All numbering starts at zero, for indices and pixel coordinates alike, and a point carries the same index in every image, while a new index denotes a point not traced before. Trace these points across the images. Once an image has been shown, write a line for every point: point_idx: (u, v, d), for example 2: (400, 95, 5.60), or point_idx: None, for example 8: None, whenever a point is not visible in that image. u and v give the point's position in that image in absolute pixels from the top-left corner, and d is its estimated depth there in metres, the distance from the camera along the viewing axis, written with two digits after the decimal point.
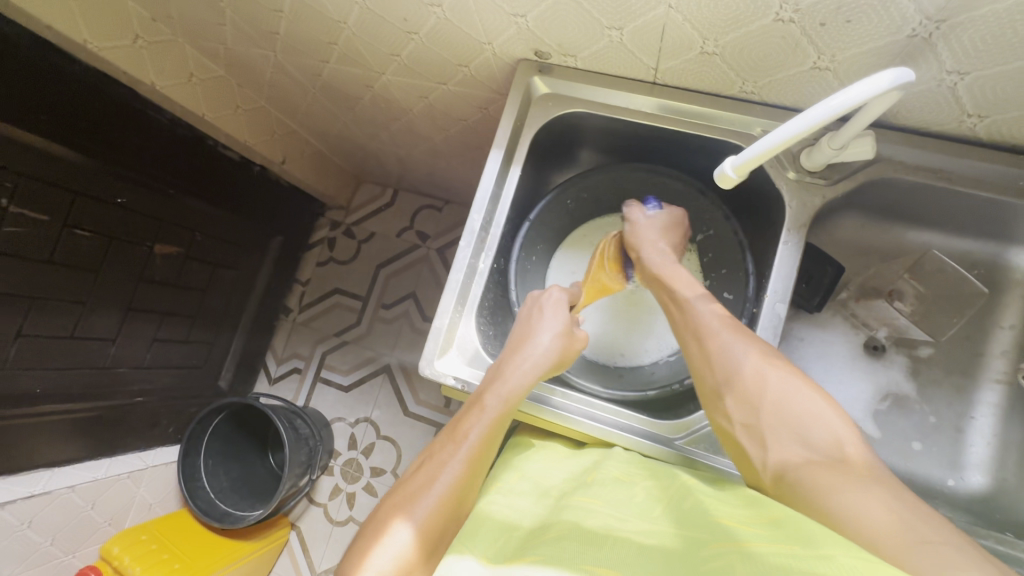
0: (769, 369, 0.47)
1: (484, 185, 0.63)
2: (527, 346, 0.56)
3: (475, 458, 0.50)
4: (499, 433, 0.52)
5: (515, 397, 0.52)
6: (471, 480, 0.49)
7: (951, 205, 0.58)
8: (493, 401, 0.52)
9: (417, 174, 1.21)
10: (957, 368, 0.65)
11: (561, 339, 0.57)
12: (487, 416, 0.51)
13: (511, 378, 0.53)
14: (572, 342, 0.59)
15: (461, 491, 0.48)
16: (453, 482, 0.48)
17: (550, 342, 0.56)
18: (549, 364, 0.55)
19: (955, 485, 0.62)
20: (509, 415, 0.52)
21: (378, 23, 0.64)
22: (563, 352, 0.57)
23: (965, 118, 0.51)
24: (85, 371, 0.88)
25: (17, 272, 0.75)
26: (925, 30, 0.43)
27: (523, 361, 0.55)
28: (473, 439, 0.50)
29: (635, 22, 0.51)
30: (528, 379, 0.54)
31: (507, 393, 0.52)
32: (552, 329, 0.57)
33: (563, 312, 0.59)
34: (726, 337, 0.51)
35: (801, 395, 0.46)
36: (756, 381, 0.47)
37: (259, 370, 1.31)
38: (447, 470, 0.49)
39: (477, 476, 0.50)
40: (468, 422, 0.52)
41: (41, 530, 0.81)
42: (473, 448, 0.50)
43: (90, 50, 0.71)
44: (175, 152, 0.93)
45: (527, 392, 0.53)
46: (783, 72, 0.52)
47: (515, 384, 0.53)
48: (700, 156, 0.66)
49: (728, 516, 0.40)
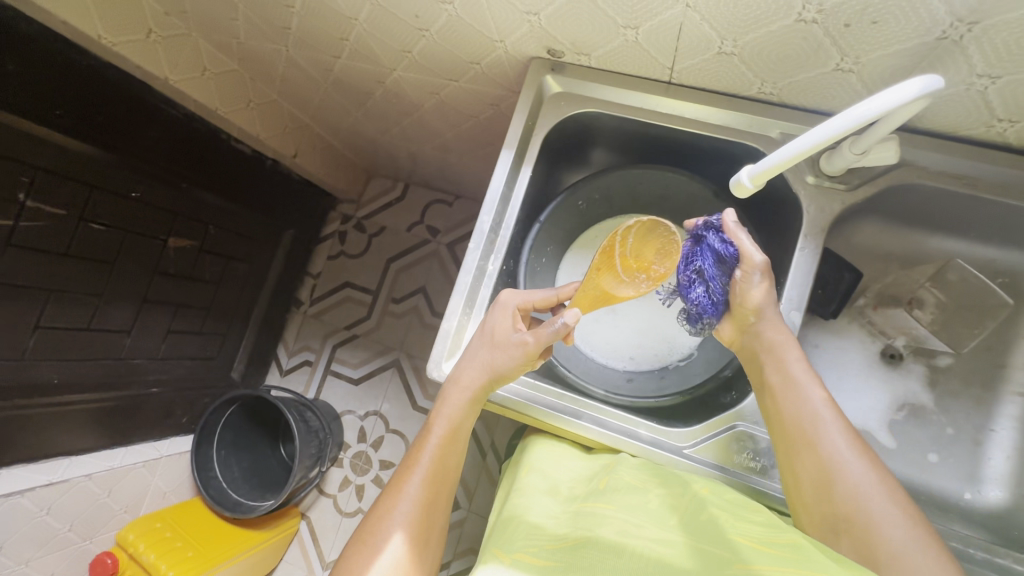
0: (871, 488, 0.45)
1: (494, 187, 0.63)
2: (464, 364, 0.55)
3: (432, 477, 0.52)
4: (452, 450, 0.54)
5: (456, 415, 0.54)
6: (433, 498, 0.52)
7: (977, 212, 0.56)
8: (440, 423, 0.54)
9: (428, 169, 1.20)
10: (977, 379, 0.63)
11: (505, 353, 0.53)
12: (436, 436, 0.54)
13: (450, 397, 0.54)
14: (513, 352, 0.53)
15: (422, 511, 0.51)
16: (413, 505, 0.50)
17: (486, 357, 0.54)
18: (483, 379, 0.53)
19: (973, 499, 0.60)
20: (458, 430, 0.54)
21: (390, 20, 0.63)
22: (498, 363, 0.53)
23: (993, 123, 0.49)
24: (102, 362, 0.90)
25: (34, 265, 0.76)
26: (956, 33, 0.41)
27: (460, 378, 0.54)
28: (426, 462, 0.53)
29: (651, 21, 0.49)
30: (466, 395, 0.54)
31: (449, 413, 0.54)
32: (487, 345, 0.54)
33: (506, 318, 0.55)
34: (832, 440, 0.47)
35: (900, 525, 0.43)
36: (858, 499, 0.44)
37: (271, 362, 1.33)
38: (407, 494, 0.51)
39: (438, 493, 0.52)
40: (421, 446, 0.54)
41: (59, 517, 0.83)
42: (429, 468, 0.52)
43: (104, 45, 0.71)
44: (188, 146, 0.93)
45: (470, 406, 0.54)
46: (804, 74, 0.50)
47: (454, 401, 0.54)
48: (715, 158, 0.65)
49: (744, 535, 0.40)
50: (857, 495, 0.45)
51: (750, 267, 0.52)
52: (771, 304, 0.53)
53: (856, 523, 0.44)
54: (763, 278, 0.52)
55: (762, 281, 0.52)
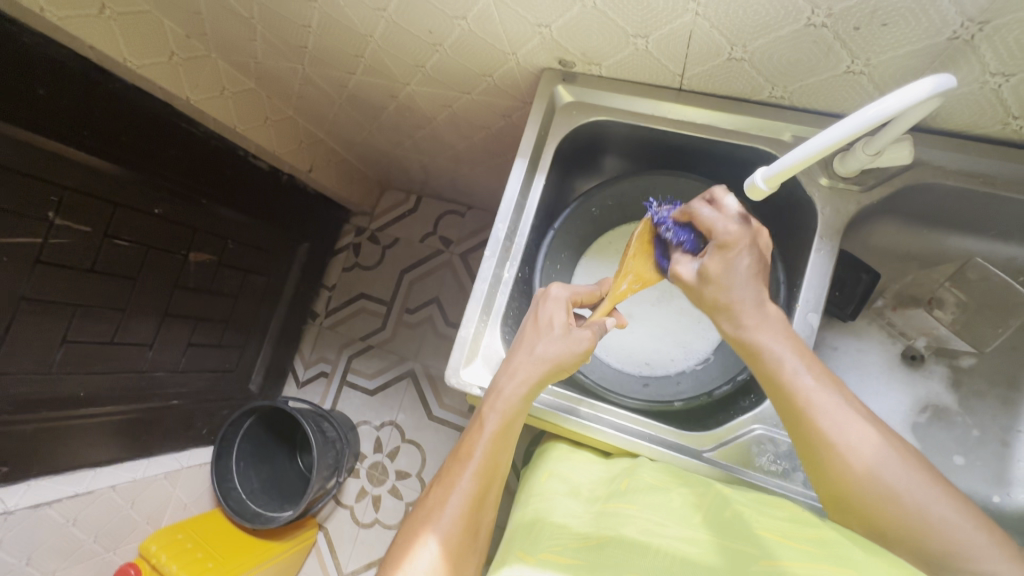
0: (943, 508, 0.39)
1: (509, 195, 0.64)
2: (521, 357, 0.53)
3: (483, 471, 0.51)
4: (504, 444, 0.52)
5: (512, 410, 0.52)
6: (483, 494, 0.51)
7: (994, 210, 0.56)
8: (492, 417, 0.52)
9: (441, 180, 1.22)
10: (1002, 380, 0.62)
11: (564, 345, 0.52)
12: (488, 430, 0.52)
13: (506, 390, 0.52)
14: (576, 345, 0.52)
15: (473, 507, 0.50)
16: (464, 500, 0.49)
17: (545, 349, 0.52)
18: (543, 371, 0.51)
19: (1001, 502, 0.58)
20: (512, 425, 0.52)
21: (402, 36, 0.65)
22: (560, 356, 0.52)
23: (1009, 121, 0.49)
24: (125, 374, 0.92)
25: (64, 281, 0.79)
26: (967, 32, 0.41)
27: (517, 371, 0.52)
28: (478, 456, 0.51)
29: (660, 30, 0.50)
30: (522, 389, 0.52)
31: (503, 406, 0.52)
32: (547, 336, 0.53)
33: (563, 317, 0.54)
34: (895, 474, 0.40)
35: (991, 557, 0.37)
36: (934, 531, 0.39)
37: (289, 373, 1.34)
38: (458, 489, 0.50)
39: (489, 488, 0.51)
40: (471, 439, 0.52)
41: (85, 528, 0.85)
42: (480, 464, 0.51)
43: (129, 68, 0.74)
44: (206, 162, 0.95)
45: (525, 400, 0.52)
46: (814, 77, 0.51)
47: (508, 397, 0.52)
48: (727, 163, 0.65)
49: (768, 531, 0.41)
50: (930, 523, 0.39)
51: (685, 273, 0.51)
52: (739, 259, 0.47)
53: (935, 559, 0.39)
54: (722, 255, 0.48)
55: (719, 258, 0.48)
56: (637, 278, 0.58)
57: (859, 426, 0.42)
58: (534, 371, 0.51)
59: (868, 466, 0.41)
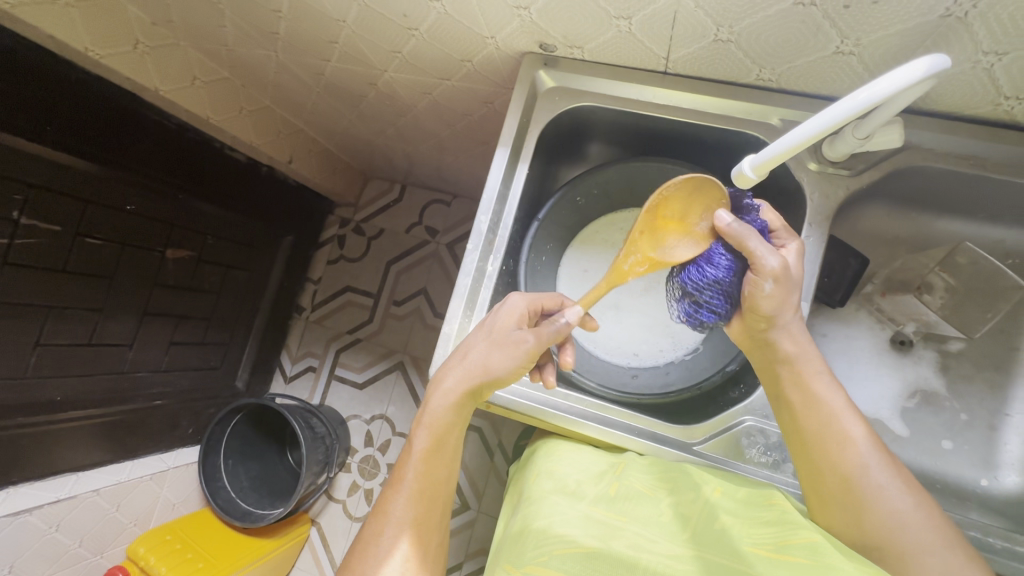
0: (918, 524, 0.42)
1: (491, 186, 0.62)
2: (447, 367, 0.53)
3: (419, 494, 0.52)
4: (437, 463, 0.53)
5: (439, 426, 0.52)
6: (422, 516, 0.52)
7: (985, 193, 0.55)
8: (422, 435, 0.53)
9: (426, 169, 1.19)
10: (989, 363, 0.62)
11: (511, 358, 0.50)
12: (418, 450, 0.53)
13: (432, 408, 0.52)
14: (513, 350, 0.50)
15: (414, 533, 0.51)
16: (403, 525, 0.51)
17: (478, 356, 0.51)
18: (473, 378, 0.51)
19: (989, 485, 0.59)
20: (443, 441, 0.53)
21: (378, 21, 0.62)
22: (489, 361, 0.51)
23: (1001, 101, 0.48)
24: (103, 377, 0.89)
25: (33, 283, 0.76)
26: (960, 10, 0.40)
27: (444, 385, 0.52)
28: (410, 478, 0.53)
29: (644, 12, 0.48)
30: (447, 402, 0.52)
31: (431, 426, 0.53)
32: (483, 343, 0.52)
33: (502, 314, 0.53)
34: (871, 469, 0.45)
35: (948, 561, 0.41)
36: (898, 533, 0.42)
37: (275, 369, 1.32)
38: (393, 515, 0.51)
39: (429, 510, 0.52)
40: (404, 464, 0.54)
41: (69, 533, 0.83)
42: (414, 487, 0.52)
43: (92, 58, 0.70)
44: (179, 155, 0.91)
45: (453, 413, 0.52)
46: (802, 59, 0.49)
47: (432, 414, 0.52)
48: (715, 148, 0.63)
49: (758, 546, 0.40)
50: (892, 521, 0.43)
51: (763, 274, 0.46)
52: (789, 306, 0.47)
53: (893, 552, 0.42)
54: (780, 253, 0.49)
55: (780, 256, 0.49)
56: (644, 259, 0.54)
57: (861, 444, 0.46)
58: (461, 379, 0.51)
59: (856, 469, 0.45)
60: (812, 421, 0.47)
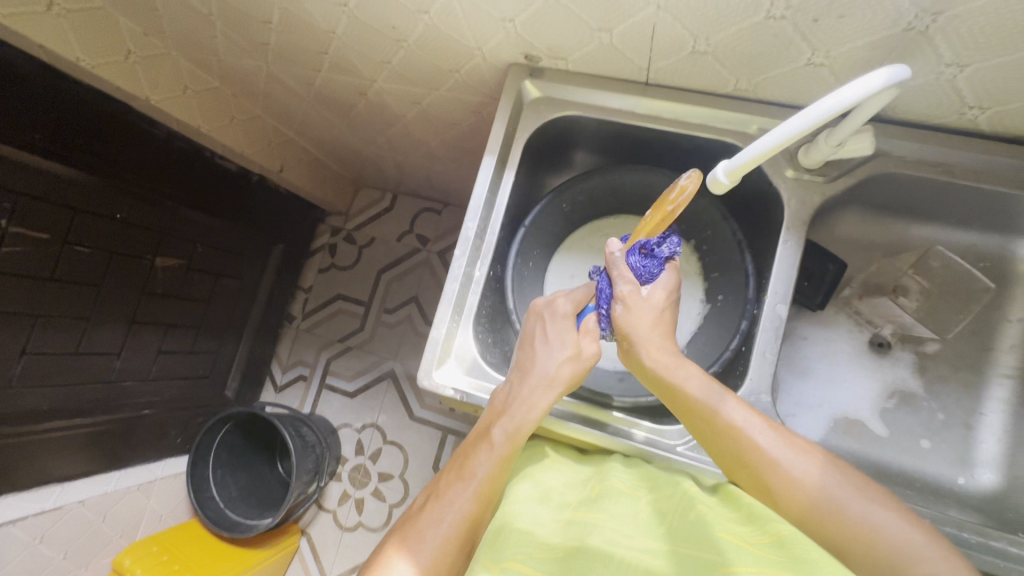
0: (885, 521, 0.41)
1: (478, 193, 0.63)
2: (533, 373, 0.53)
3: (483, 493, 0.49)
4: (507, 468, 0.51)
5: (523, 434, 0.50)
6: (480, 517, 0.49)
7: (954, 198, 0.57)
8: (501, 435, 0.51)
9: (416, 178, 1.20)
10: (964, 364, 0.63)
11: (574, 367, 0.53)
12: (496, 453, 0.50)
13: (519, 413, 0.51)
14: (582, 359, 0.53)
15: (468, 532, 0.48)
16: (461, 520, 0.48)
17: (558, 368, 0.52)
18: (556, 391, 0.52)
19: (966, 483, 0.60)
20: (518, 449, 0.51)
21: (367, 32, 0.63)
22: (571, 373, 0.52)
23: (965, 111, 0.50)
24: (90, 387, 0.88)
25: (20, 291, 0.76)
26: (921, 24, 0.42)
27: (529, 394, 0.52)
28: (481, 476, 0.50)
29: (624, 24, 0.50)
30: (535, 412, 0.51)
31: (515, 430, 0.50)
32: (556, 353, 0.53)
33: (568, 328, 0.54)
34: (812, 477, 0.44)
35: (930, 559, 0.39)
36: (870, 536, 0.41)
37: (265, 379, 1.32)
38: (454, 507, 0.48)
39: (487, 511, 0.50)
40: (476, 458, 0.50)
41: (53, 545, 0.82)
42: (482, 486, 0.49)
43: (82, 67, 0.70)
44: (169, 164, 0.92)
45: (535, 424, 0.51)
46: (776, 70, 0.51)
47: (522, 421, 0.50)
48: (696, 156, 0.65)
49: (730, 534, 0.41)
50: (869, 531, 0.41)
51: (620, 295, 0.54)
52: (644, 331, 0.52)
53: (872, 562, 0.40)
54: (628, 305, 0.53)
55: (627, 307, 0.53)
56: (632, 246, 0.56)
57: (794, 459, 0.45)
58: (549, 396, 0.51)
59: (801, 491, 0.44)
60: (738, 452, 0.46)
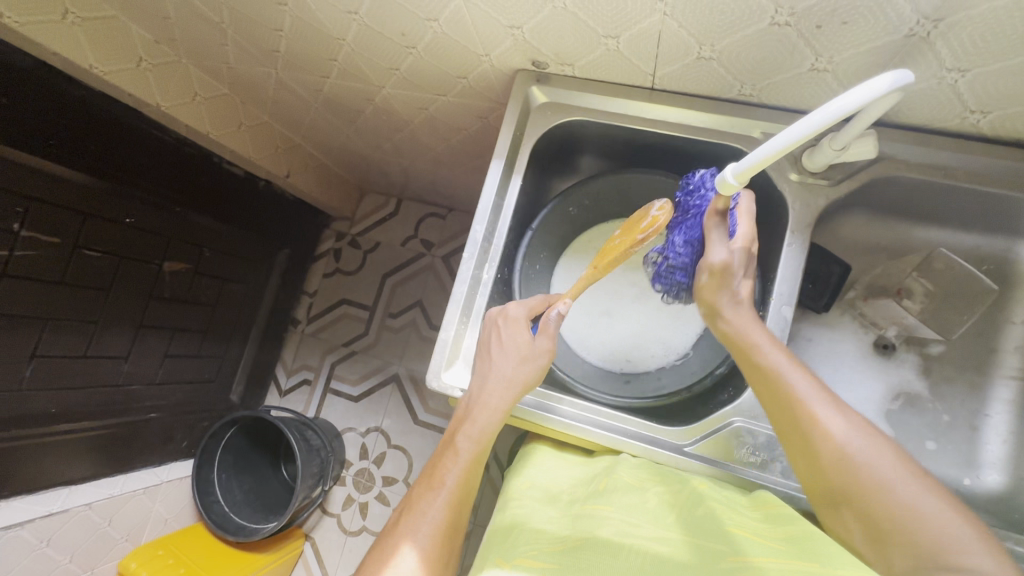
0: (929, 505, 0.39)
1: (486, 197, 0.64)
2: (490, 378, 0.54)
3: (456, 499, 0.49)
4: (474, 471, 0.52)
5: (487, 436, 0.52)
6: (454, 522, 0.49)
7: (957, 201, 0.58)
8: (464, 441, 0.52)
9: (421, 183, 1.21)
10: (969, 365, 0.64)
11: (534, 369, 0.54)
12: (463, 457, 0.51)
13: (480, 416, 0.52)
14: (539, 359, 0.54)
15: (445, 538, 0.47)
16: (436, 528, 0.47)
17: (513, 369, 0.53)
18: (515, 393, 0.53)
19: (972, 484, 0.60)
20: (485, 452, 0.52)
21: (376, 39, 0.65)
22: (527, 374, 0.53)
23: (967, 115, 0.51)
24: (97, 391, 0.89)
25: (31, 295, 0.77)
26: (923, 30, 0.43)
27: (489, 397, 0.53)
28: (451, 483, 0.50)
29: (631, 31, 0.51)
30: (495, 413, 0.52)
31: (478, 433, 0.51)
32: (509, 357, 0.54)
33: (522, 331, 0.55)
34: (847, 440, 0.43)
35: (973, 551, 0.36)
36: (909, 519, 0.39)
37: (270, 383, 1.33)
38: (427, 517, 0.48)
39: (461, 516, 0.50)
40: (443, 466, 0.51)
41: (60, 547, 0.82)
42: (453, 491, 0.50)
43: (96, 74, 0.71)
44: (178, 169, 0.93)
45: (498, 426, 0.52)
46: (780, 75, 0.52)
47: (486, 423, 0.52)
48: (701, 160, 0.66)
49: (739, 528, 0.42)
50: (906, 512, 0.39)
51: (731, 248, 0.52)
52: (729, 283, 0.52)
53: (915, 545, 0.38)
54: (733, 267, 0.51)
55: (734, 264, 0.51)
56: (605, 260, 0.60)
57: (839, 422, 0.44)
58: (508, 396, 0.52)
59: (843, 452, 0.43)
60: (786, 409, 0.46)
